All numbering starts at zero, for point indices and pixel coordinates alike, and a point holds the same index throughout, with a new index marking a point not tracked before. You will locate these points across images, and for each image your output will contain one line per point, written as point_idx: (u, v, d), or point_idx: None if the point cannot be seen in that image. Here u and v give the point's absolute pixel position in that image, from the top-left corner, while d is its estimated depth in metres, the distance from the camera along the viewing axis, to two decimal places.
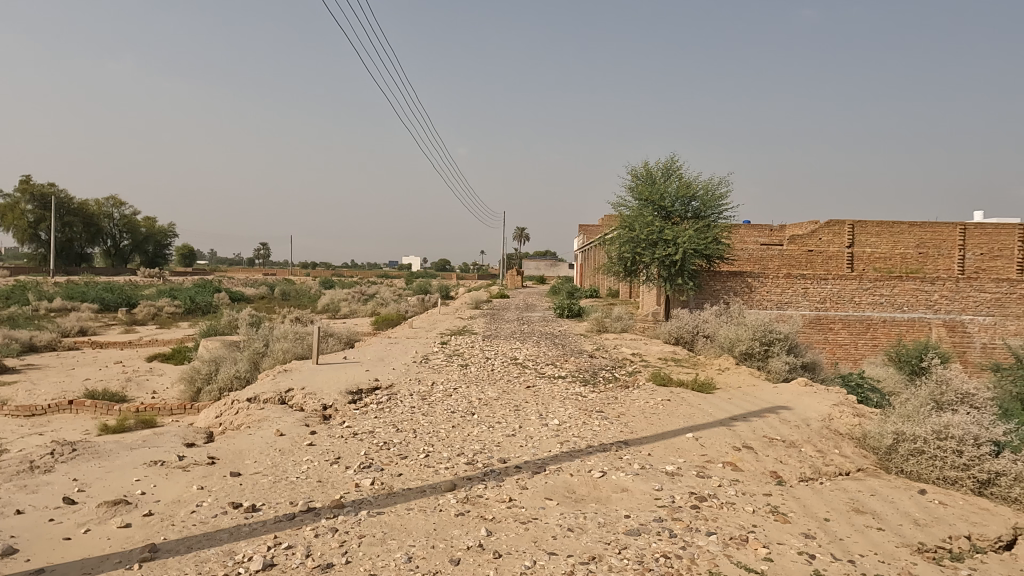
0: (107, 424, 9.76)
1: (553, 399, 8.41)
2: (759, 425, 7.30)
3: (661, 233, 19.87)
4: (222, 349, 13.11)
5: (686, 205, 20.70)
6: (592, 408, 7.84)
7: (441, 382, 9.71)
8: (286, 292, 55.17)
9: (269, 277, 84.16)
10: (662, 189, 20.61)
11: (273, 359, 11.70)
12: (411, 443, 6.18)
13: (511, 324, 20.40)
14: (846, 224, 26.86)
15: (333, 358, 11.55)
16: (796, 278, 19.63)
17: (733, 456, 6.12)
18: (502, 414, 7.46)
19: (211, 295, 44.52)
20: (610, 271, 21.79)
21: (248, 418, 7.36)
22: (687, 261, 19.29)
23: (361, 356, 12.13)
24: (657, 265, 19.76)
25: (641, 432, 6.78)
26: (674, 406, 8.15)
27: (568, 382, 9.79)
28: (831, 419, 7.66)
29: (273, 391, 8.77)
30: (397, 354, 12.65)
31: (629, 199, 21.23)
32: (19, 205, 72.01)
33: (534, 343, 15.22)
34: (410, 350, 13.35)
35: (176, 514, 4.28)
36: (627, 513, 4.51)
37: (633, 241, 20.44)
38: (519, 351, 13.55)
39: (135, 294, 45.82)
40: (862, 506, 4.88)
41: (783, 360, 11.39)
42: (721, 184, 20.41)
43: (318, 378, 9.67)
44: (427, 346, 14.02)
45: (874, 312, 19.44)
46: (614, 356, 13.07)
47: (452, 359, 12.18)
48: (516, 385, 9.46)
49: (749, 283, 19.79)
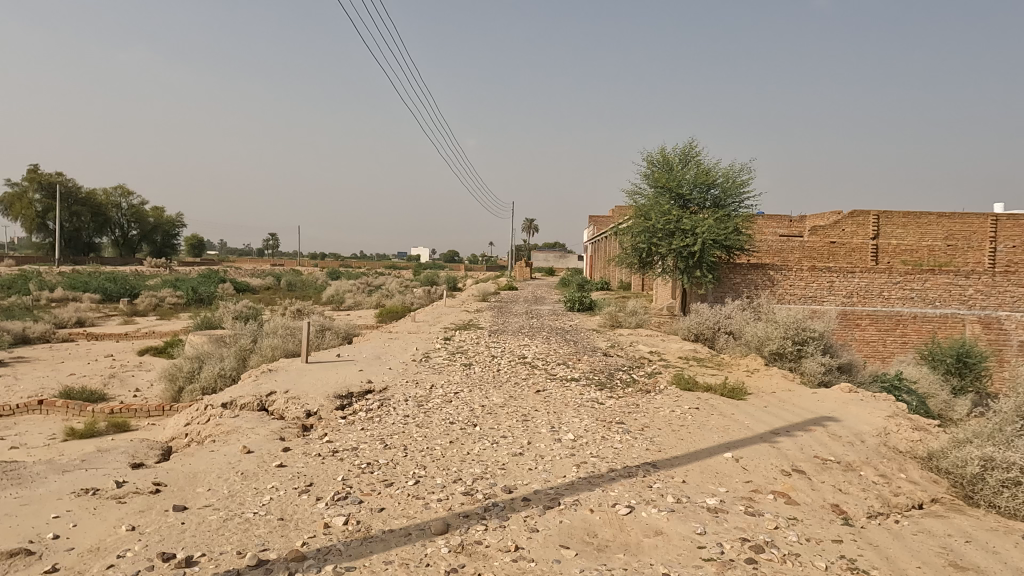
0: (75, 429, 8.87)
1: (566, 407, 7.43)
2: (807, 442, 6.28)
3: (678, 223, 18.80)
4: (208, 345, 12.21)
5: (705, 193, 19.54)
6: (611, 419, 6.86)
7: (441, 384, 8.77)
8: (293, 283, 54.42)
9: (277, 267, 83.55)
10: (679, 175, 19.48)
11: (260, 356, 10.80)
12: (400, 465, 5.21)
13: (520, 318, 19.47)
14: (871, 214, 25.62)
15: (325, 356, 10.61)
16: (822, 271, 18.51)
17: (784, 483, 5.11)
18: (508, 426, 6.49)
19: (214, 286, 43.78)
20: (624, 262, 20.74)
21: (216, 429, 6.43)
22: (706, 252, 18.19)
23: (356, 353, 11.20)
24: (674, 256, 18.68)
25: (671, 451, 5.78)
26: (704, 416, 7.15)
27: (581, 385, 8.81)
28: (888, 434, 6.62)
29: (253, 395, 7.84)
30: (396, 352, 11.72)
31: (645, 186, 20.13)
32: (27, 194, 71.80)
33: (544, 339, 14.26)
34: (409, 347, 12.39)
35: (85, 571, 3.34)
36: (666, 571, 3.52)
37: (648, 231, 19.38)
38: (527, 348, 12.57)
39: (138, 285, 45.13)
40: (960, 560, 3.86)
41: (818, 361, 10.35)
42: (742, 170, 19.22)
43: (305, 380, 8.73)
44: (429, 343, 13.06)
45: (904, 307, 18.30)
46: (631, 355, 12.06)
47: (455, 357, 11.23)
48: (524, 388, 8.49)
49: (770, 276, 18.68)
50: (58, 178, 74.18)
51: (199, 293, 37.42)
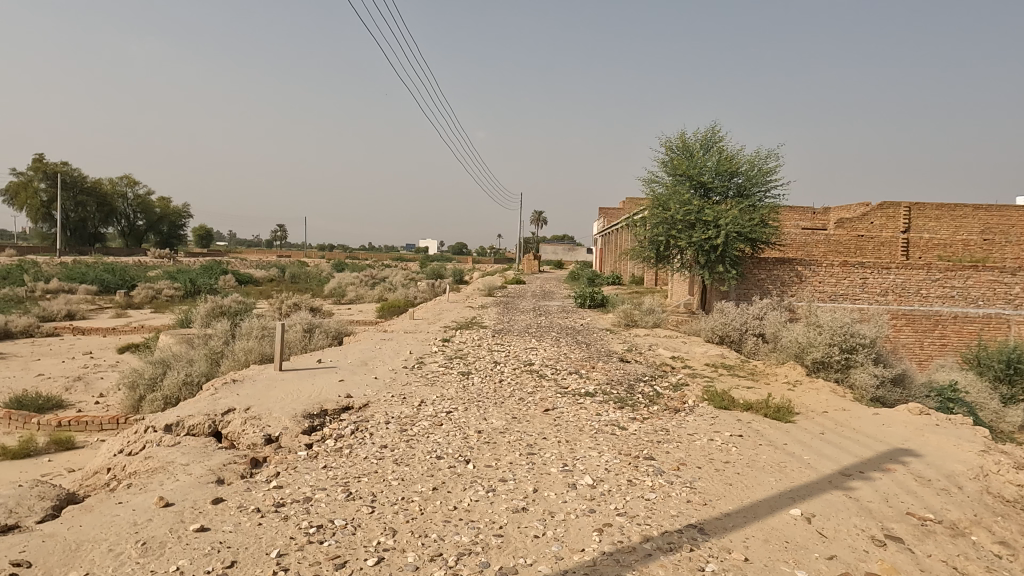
0: (7, 446, 7.62)
1: (581, 434, 6.10)
2: (891, 489, 4.91)
3: (700, 213, 17.38)
4: (177, 346, 10.91)
5: (728, 181, 18.06)
6: (638, 453, 5.52)
7: (433, 399, 7.46)
8: (296, 275, 53.36)
9: (284, 259, 82.69)
10: (700, 162, 18.03)
11: (231, 361, 9.56)
12: (362, 529, 3.89)
13: (526, 316, 18.16)
14: (901, 206, 24.09)
15: (303, 362, 9.32)
16: (854, 267, 17.05)
17: (882, 561, 3.75)
18: (510, 464, 5.16)
19: (215, 278, 42.71)
20: (640, 256, 19.35)
21: (143, 465, 5.12)
22: (729, 246, 16.77)
23: (340, 357, 9.91)
24: (695, 250, 17.28)
25: (721, 505, 4.43)
26: (751, 449, 5.79)
27: (598, 403, 7.46)
28: (988, 476, 5.25)
29: (206, 414, 6.54)
30: (386, 356, 10.42)
31: (662, 173, 18.70)
32: (32, 182, 71.09)
33: (553, 340, 12.96)
34: (402, 350, 11.08)
35: None
36: None
37: (666, 223, 17.96)
38: (535, 351, 11.25)
39: (138, 276, 44.20)
40: None
41: (870, 373, 8.96)
42: (769, 156, 17.71)
43: (274, 393, 7.44)
44: (425, 345, 11.75)
45: (943, 306, 16.80)
46: (651, 362, 10.72)
47: (453, 363, 9.95)
48: (531, 407, 7.15)
49: (798, 271, 17.17)
50: (64, 169, 73.52)
51: (197, 285, 36.30)
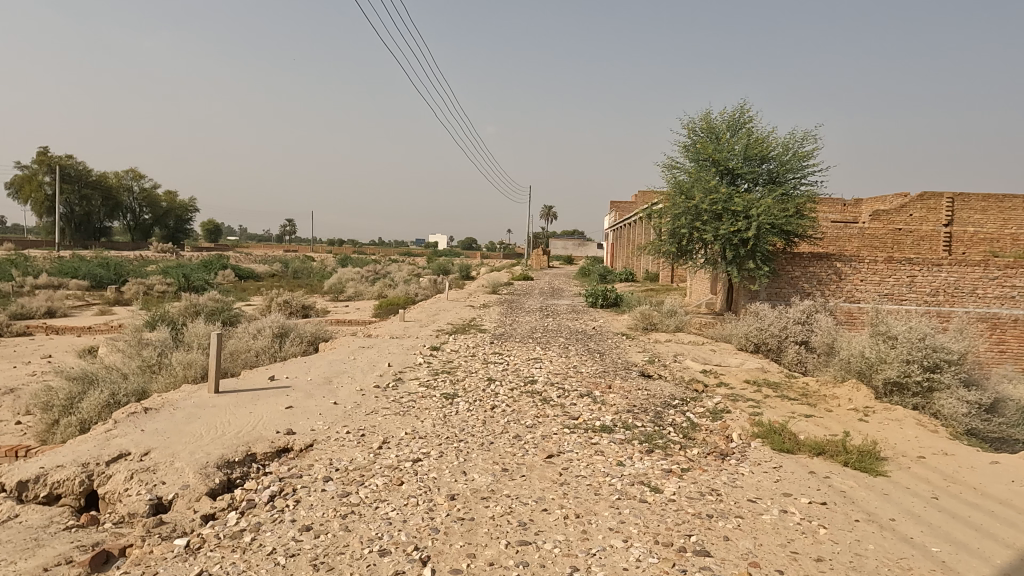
0: None
1: (599, 504, 4.27)
2: None
3: (727, 203, 15.48)
4: (111, 357, 9.19)
5: (758, 166, 16.08)
6: (685, 546, 3.67)
7: (399, 438, 5.64)
8: (298, 270, 51.80)
9: (290, 254, 81.19)
10: (726, 145, 16.08)
11: (165, 377, 7.83)
12: None
13: (532, 317, 16.36)
14: (944, 197, 22.04)
15: (250, 380, 7.55)
16: (901, 263, 15.05)
17: None
18: (489, 571, 3.33)
19: (214, 274, 41.13)
20: (658, 251, 17.47)
21: None
22: (761, 240, 14.90)
23: (301, 372, 8.13)
24: (722, 244, 15.41)
25: None
26: (849, 534, 3.91)
27: (618, 444, 5.61)
28: None
29: (80, 463, 4.77)
30: (359, 370, 8.63)
31: (684, 158, 16.75)
32: (37, 175, 70.08)
33: (561, 348, 11.14)
34: (380, 362, 9.28)
35: None
36: None
37: (689, 214, 16.05)
38: (539, 363, 9.42)
39: (134, 271, 42.71)
40: None
41: (961, 399, 7.06)
42: (805, 139, 15.71)
43: (193, 429, 5.66)
44: (408, 355, 9.94)
45: (1003, 309, 14.73)
46: (680, 379, 8.89)
47: (439, 380, 8.15)
48: (528, 452, 5.31)
49: (837, 269, 15.26)
50: (69, 161, 72.36)
51: (190, 279, 34.70)
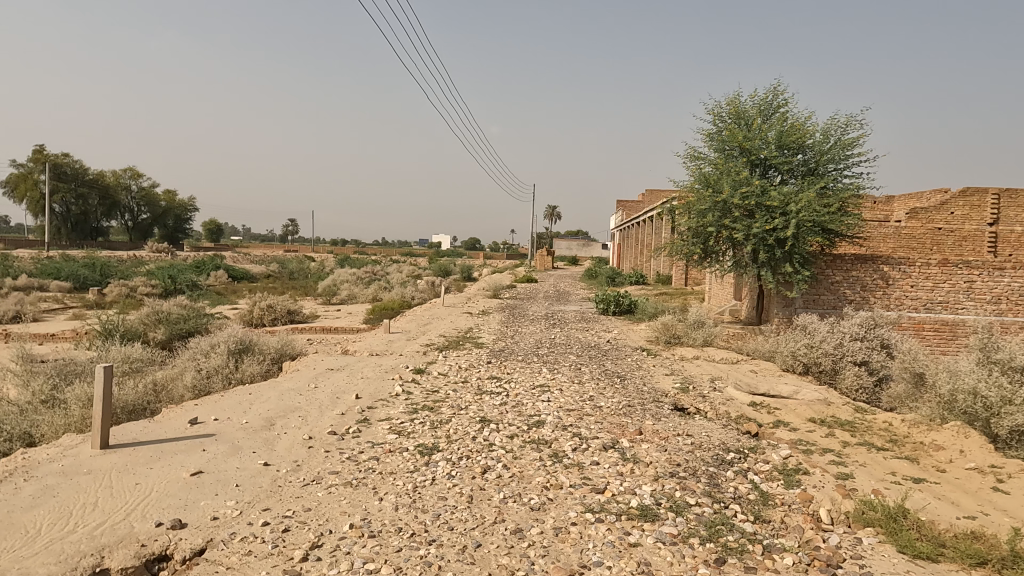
0: None
1: None
2: None
3: (761, 197, 13.54)
4: (7, 384, 7.30)
5: (794, 156, 14.08)
6: None
7: (339, 535, 3.75)
8: (294, 270, 49.93)
9: (289, 254, 79.60)
10: (757, 132, 14.06)
11: (56, 420, 5.91)
12: None
13: (537, 327, 14.48)
14: (988, 193, 20.05)
15: (162, 428, 5.64)
16: (957, 267, 13.09)
17: None
18: None
19: (204, 276, 39.37)
20: (679, 252, 15.54)
21: None
22: (800, 241, 13.03)
23: (236, 412, 6.23)
24: (754, 244, 13.46)
25: None
26: None
27: (670, 548, 3.71)
28: None
29: None
30: (316, 405, 6.73)
31: (708, 148, 14.76)
32: (34, 174, 68.69)
33: (572, 369, 9.23)
34: (347, 393, 7.37)
35: None
36: None
37: (716, 210, 14.10)
38: (546, 394, 7.51)
39: (123, 272, 40.95)
40: None
41: None
42: (848, 124, 13.68)
43: (31, 521, 3.77)
44: (385, 382, 8.03)
45: None
46: (726, 417, 6.97)
47: (416, 422, 6.23)
48: (535, 568, 3.41)
49: (884, 272, 13.34)
50: (64, 159, 70.75)
51: (177, 282, 32.94)
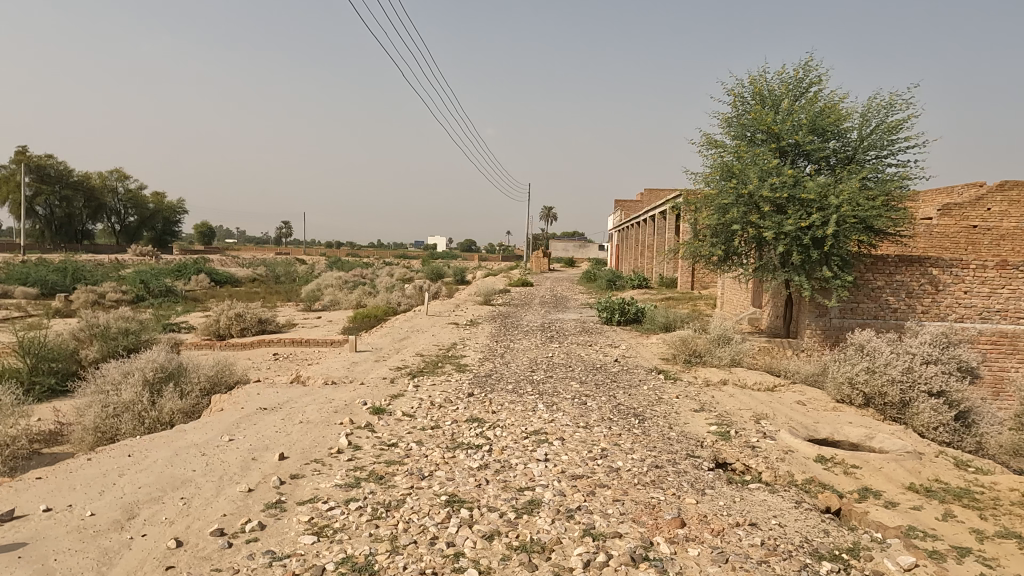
0: None
1: None
2: None
3: (793, 188, 11.60)
4: None
5: (829, 143, 12.14)
6: None
7: None
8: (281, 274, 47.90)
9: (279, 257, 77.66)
10: (785, 115, 12.12)
11: None
12: None
13: (532, 341, 12.51)
14: None
15: None
16: (1018, 269, 11.18)
17: None
18: None
19: (183, 281, 37.25)
20: (694, 255, 13.62)
21: None
22: (840, 241, 11.13)
23: (87, 496, 4.21)
24: (786, 245, 11.54)
25: None
26: None
27: None
28: None
29: None
30: (216, 476, 4.72)
31: (727, 134, 12.83)
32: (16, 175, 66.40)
33: (575, 404, 7.25)
34: (271, 450, 5.37)
35: None
36: None
37: (741, 205, 12.18)
38: (543, 450, 5.52)
39: (100, 276, 38.80)
40: None
41: None
42: (892, 104, 11.74)
43: None
44: (330, 429, 6.05)
45: None
46: (794, 486, 5.00)
47: (353, 506, 4.24)
48: None
49: (934, 276, 11.41)
50: (47, 160, 68.54)
51: (150, 288, 30.86)
